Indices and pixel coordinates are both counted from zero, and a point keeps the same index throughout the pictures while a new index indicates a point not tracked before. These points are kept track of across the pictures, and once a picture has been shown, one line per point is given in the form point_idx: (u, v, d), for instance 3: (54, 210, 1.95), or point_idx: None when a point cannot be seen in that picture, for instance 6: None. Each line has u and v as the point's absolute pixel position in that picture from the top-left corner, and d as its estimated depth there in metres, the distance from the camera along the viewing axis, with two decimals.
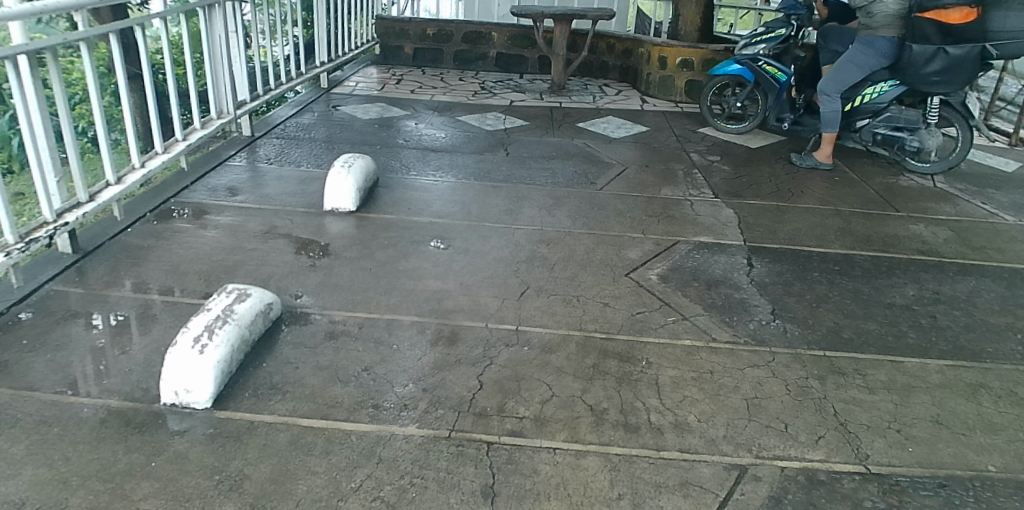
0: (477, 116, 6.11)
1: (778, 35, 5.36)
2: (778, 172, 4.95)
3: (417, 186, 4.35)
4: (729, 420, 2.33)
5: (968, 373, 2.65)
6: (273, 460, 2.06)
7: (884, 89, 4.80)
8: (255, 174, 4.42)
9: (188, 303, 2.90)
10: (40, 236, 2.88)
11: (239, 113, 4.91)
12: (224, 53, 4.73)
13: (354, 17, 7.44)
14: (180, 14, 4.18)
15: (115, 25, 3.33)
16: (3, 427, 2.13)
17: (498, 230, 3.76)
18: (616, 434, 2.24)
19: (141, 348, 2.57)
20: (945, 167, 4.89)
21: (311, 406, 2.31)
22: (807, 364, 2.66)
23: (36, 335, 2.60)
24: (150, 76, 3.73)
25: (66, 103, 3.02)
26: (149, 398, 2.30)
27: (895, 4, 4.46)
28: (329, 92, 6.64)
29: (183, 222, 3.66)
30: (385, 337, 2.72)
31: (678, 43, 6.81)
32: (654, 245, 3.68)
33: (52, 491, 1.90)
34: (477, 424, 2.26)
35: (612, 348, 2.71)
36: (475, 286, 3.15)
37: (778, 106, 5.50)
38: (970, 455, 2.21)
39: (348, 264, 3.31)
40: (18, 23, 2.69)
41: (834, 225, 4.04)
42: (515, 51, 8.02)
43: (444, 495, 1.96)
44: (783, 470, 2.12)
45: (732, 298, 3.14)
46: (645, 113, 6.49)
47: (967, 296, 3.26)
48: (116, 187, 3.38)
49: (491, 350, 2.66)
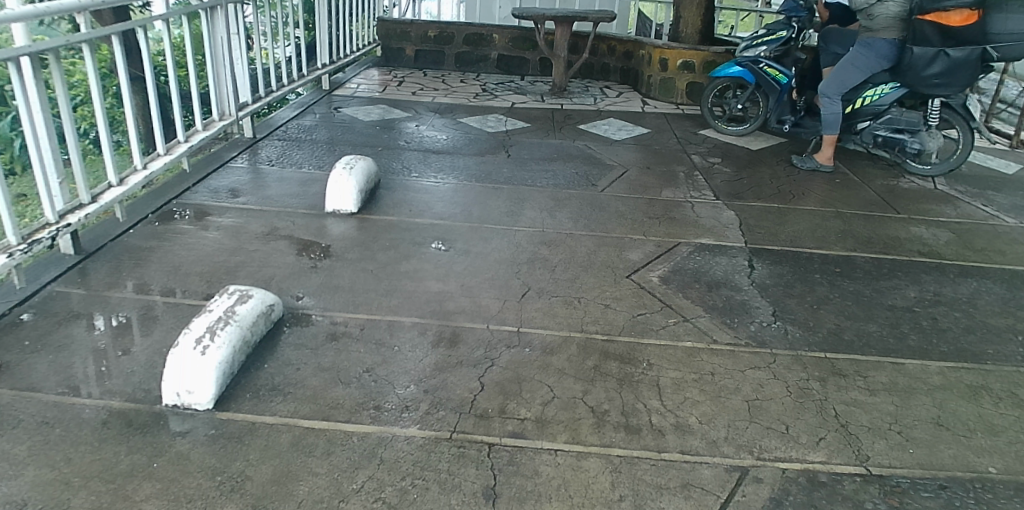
0: (478, 118, 6.12)
1: (778, 37, 5.39)
2: (778, 174, 4.95)
3: (419, 188, 4.35)
4: (730, 422, 2.33)
5: (969, 375, 2.65)
6: (274, 461, 2.07)
7: (885, 92, 4.80)
8: (256, 175, 4.43)
9: (190, 304, 2.90)
10: (43, 237, 2.89)
11: (240, 114, 4.92)
12: (226, 55, 4.74)
13: (355, 19, 7.45)
14: (183, 16, 4.18)
15: (117, 27, 3.33)
16: (5, 428, 2.14)
17: (499, 232, 3.77)
18: (617, 435, 2.24)
19: (143, 349, 2.58)
20: (945, 170, 4.90)
21: (313, 407, 2.31)
22: (808, 365, 2.67)
23: (39, 336, 2.60)
24: (152, 78, 3.73)
25: (68, 104, 3.02)
26: (151, 399, 2.30)
27: (895, 6, 4.46)
28: (330, 94, 6.65)
29: (184, 224, 3.66)
30: (387, 339, 2.72)
31: (678, 45, 6.82)
32: (655, 246, 3.68)
33: (54, 491, 1.91)
34: (478, 425, 2.26)
35: (612, 349, 2.72)
36: (476, 288, 3.15)
37: (779, 108, 5.49)
38: (971, 457, 2.21)
39: (350, 266, 3.31)
40: (21, 24, 2.69)
41: (835, 227, 4.05)
42: (516, 53, 8.03)
43: (445, 496, 1.97)
44: (784, 472, 2.12)
45: (733, 300, 3.14)
46: (646, 115, 6.49)
47: (968, 298, 3.26)
48: (118, 189, 3.39)
49: (493, 351, 2.67)
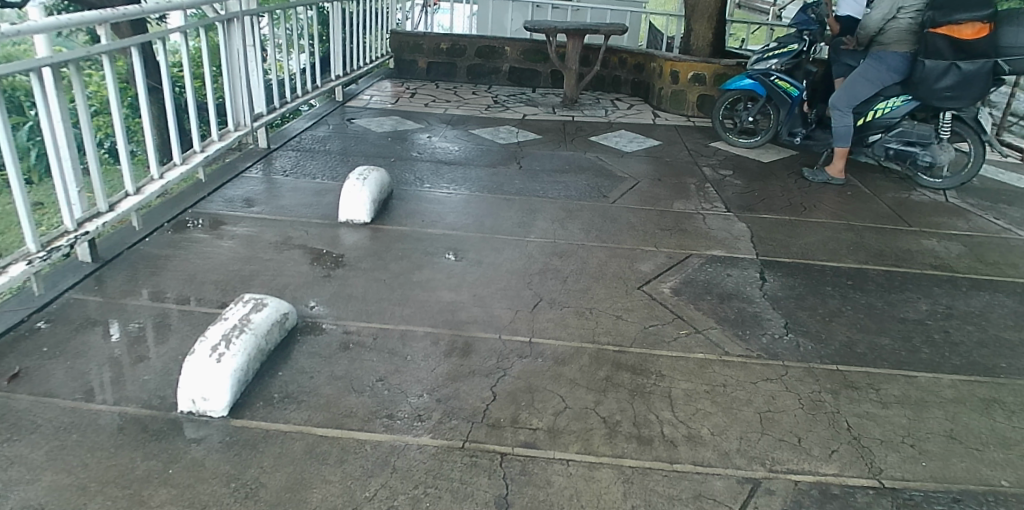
0: (490, 130, 6.15)
1: (789, 50, 5.39)
2: (789, 187, 4.95)
3: (431, 199, 4.39)
4: (742, 433, 2.33)
5: (982, 388, 2.64)
6: (289, 468, 2.08)
7: (897, 105, 4.77)
8: (270, 185, 4.47)
9: (204, 312, 2.94)
10: (62, 245, 2.93)
11: (255, 125, 4.98)
12: (242, 66, 4.78)
13: (369, 31, 7.52)
14: (200, 28, 4.20)
15: (136, 39, 3.37)
16: (23, 433, 2.17)
17: (511, 242, 3.79)
18: (629, 446, 2.25)
19: (159, 356, 2.61)
20: (957, 183, 4.88)
21: (327, 415, 2.33)
22: (820, 377, 2.66)
23: (56, 343, 2.64)
24: (169, 89, 3.76)
25: (86, 114, 3.07)
26: (166, 406, 2.33)
27: (907, 20, 4.52)
28: (343, 105, 6.72)
29: (199, 232, 3.71)
30: (400, 348, 2.74)
31: (689, 58, 6.86)
32: (666, 258, 3.70)
33: (70, 496, 1.93)
34: (490, 434, 2.27)
35: (624, 360, 2.72)
36: (488, 299, 3.16)
37: (790, 120, 5.49)
38: (984, 470, 2.21)
39: (363, 275, 3.34)
40: (42, 36, 2.75)
41: (847, 239, 4.04)
42: (528, 65, 8.09)
43: (458, 504, 1.98)
44: (796, 484, 2.11)
45: (745, 311, 3.15)
46: (657, 127, 6.50)
47: (980, 311, 3.25)
48: (135, 197, 3.43)
49: (505, 361, 2.68)
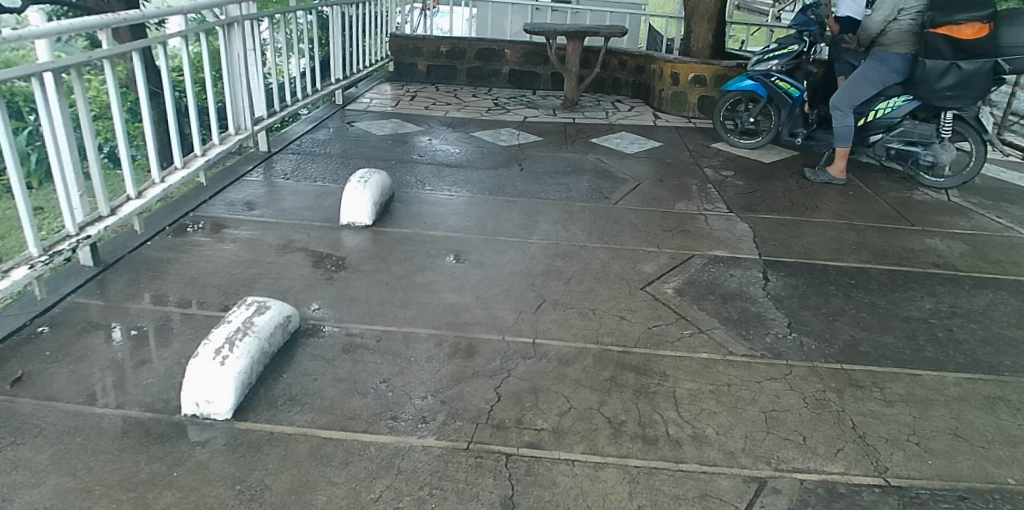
0: (490, 132, 6.16)
1: (790, 51, 5.40)
2: (791, 187, 4.95)
3: (432, 201, 4.39)
4: (748, 432, 2.33)
5: (987, 386, 2.64)
6: (294, 470, 2.08)
7: (897, 104, 4.79)
8: (271, 188, 4.47)
9: (206, 315, 2.93)
10: (63, 249, 2.93)
11: (256, 129, 4.98)
12: (243, 70, 4.78)
13: (369, 35, 7.53)
14: (201, 32, 4.20)
15: (137, 43, 3.37)
16: (26, 437, 2.16)
17: (513, 244, 3.79)
18: (634, 446, 2.24)
19: (162, 359, 2.60)
20: (959, 183, 4.90)
21: (331, 417, 2.32)
22: (825, 376, 2.66)
23: (58, 347, 2.64)
24: (170, 93, 3.76)
25: (88, 118, 3.06)
26: (170, 409, 2.32)
27: (908, 20, 4.52)
28: (343, 109, 6.72)
29: (201, 236, 3.70)
30: (403, 351, 2.73)
31: (689, 59, 6.87)
32: (668, 258, 3.69)
33: (75, 499, 1.93)
34: (495, 435, 2.27)
35: (629, 360, 2.72)
36: (491, 300, 3.16)
37: (791, 121, 5.52)
38: (990, 468, 2.20)
39: (365, 277, 3.34)
40: (44, 41, 2.75)
41: (850, 239, 4.04)
42: (528, 68, 8.11)
43: (463, 505, 1.97)
44: (802, 483, 2.11)
45: (749, 311, 3.14)
46: (657, 129, 6.51)
47: (984, 309, 3.25)
48: (137, 201, 3.42)
49: (509, 362, 2.68)
